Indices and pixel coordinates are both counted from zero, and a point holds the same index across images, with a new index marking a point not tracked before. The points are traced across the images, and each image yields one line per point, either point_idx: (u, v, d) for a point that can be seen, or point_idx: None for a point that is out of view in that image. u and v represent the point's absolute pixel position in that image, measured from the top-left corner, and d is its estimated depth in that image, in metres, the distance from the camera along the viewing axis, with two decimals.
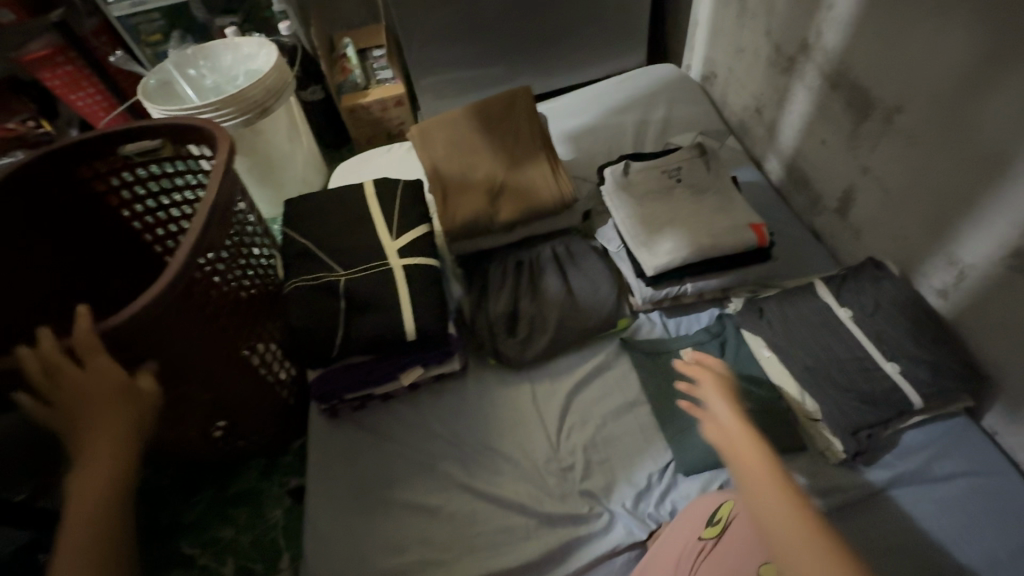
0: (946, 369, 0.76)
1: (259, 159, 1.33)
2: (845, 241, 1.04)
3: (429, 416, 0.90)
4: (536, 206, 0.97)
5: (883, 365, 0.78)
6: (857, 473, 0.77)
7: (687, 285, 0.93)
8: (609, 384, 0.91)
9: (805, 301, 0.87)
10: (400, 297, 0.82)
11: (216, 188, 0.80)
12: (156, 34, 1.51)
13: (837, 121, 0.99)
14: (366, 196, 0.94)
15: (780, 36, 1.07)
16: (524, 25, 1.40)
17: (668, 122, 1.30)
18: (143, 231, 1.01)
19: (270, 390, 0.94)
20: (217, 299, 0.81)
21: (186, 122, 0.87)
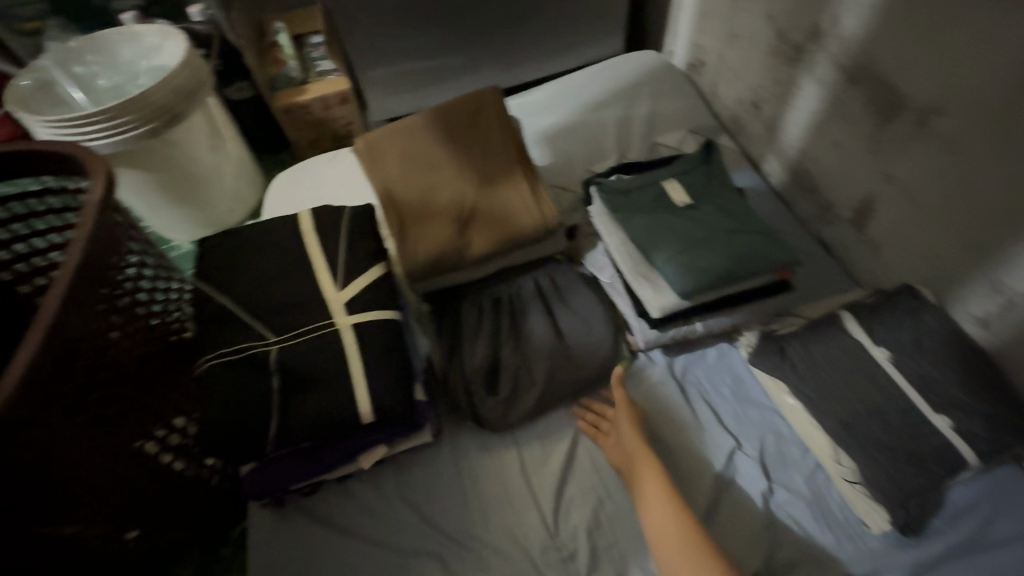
0: (1001, 420, 0.65)
1: (174, 175, 1.11)
2: (861, 255, 0.92)
3: (397, 498, 0.74)
4: (514, 233, 0.81)
5: (931, 419, 0.67)
6: (902, 549, 0.66)
7: (696, 324, 0.79)
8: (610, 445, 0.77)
9: (834, 339, 0.74)
10: (351, 368, 0.65)
11: (84, 244, 0.58)
12: (34, 21, 1.23)
13: (854, 122, 0.86)
14: (303, 232, 0.75)
15: (784, 20, 0.93)
16: (486, 6, 1.20)
17: (655, 118, 1.15)
18: (17, 283, 0.78)
19: (194, 479, 0.76)
20: (103, 392, 0.61)
21: (51, 149, 0.66)
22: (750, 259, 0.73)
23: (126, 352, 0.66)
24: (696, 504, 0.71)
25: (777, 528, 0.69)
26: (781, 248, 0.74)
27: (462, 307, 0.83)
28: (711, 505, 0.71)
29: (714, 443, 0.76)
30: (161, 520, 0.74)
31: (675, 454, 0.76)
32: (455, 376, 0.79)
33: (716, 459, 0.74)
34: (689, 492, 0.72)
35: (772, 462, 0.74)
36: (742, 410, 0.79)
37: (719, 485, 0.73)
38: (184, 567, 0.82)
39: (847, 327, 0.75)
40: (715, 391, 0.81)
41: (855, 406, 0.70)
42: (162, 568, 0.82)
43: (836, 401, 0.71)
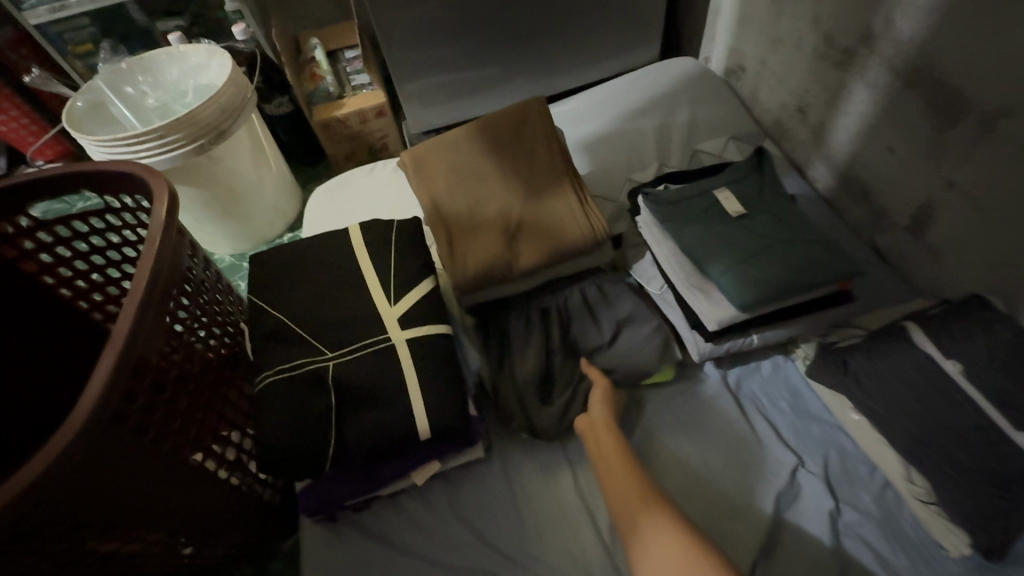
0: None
1: (218, 191, 1.13)
2: (920, 263, 0.89)
3: (449, 515, 0.73)
4: (563, 245, 0.80)
5: (1014, 438, 0.62)
6: (984, 574, 0.63)
7: (752, 337, 0.77)
8: (655, 451, 0.76)
9: (902, 352, 0.71)
10: (407, 384, 0.64)
11: (150, 262, 0.59)
12: (86, 43, 1.28)
13: (911, 126, 0.83)
14: (355, 248, 0.75)
15: (832, 23, 0.91)
16: (521, 17, 1.20)
17: (695, 125, 1.13)
18: (75, 299, 0.82)
19: (248, 493, 0.76)
20: (167, 409, 0.61)
21: (115, 169, 0.67)
22: (812, 270, 0.70)
23: (186, 368, 0.66)
24: (759, 522, 0.69)
25: (847, 550, 0.66)
26: (842, 258, 0.72)
27: (511, 316, 0.83)
28: (776, 524, 0.69)
29: (775, 459, 0.73)
30: (216, 535, 0.74)
31: (733, 469, 0.73)
32: (506, 387, 0.78)
33: (778, 475, 0.72)
34: (750, 508, 0.70)
35: (836, 480, 0.72)
36: (801, 425, 0.77)
37: (783, 502, 0.70)
38: None
39: (914, 338, 0.71)
40: (772, 405, 0.79)
41: (927, 422, 0.67)
42: None
43: (908, 417, 0.68)
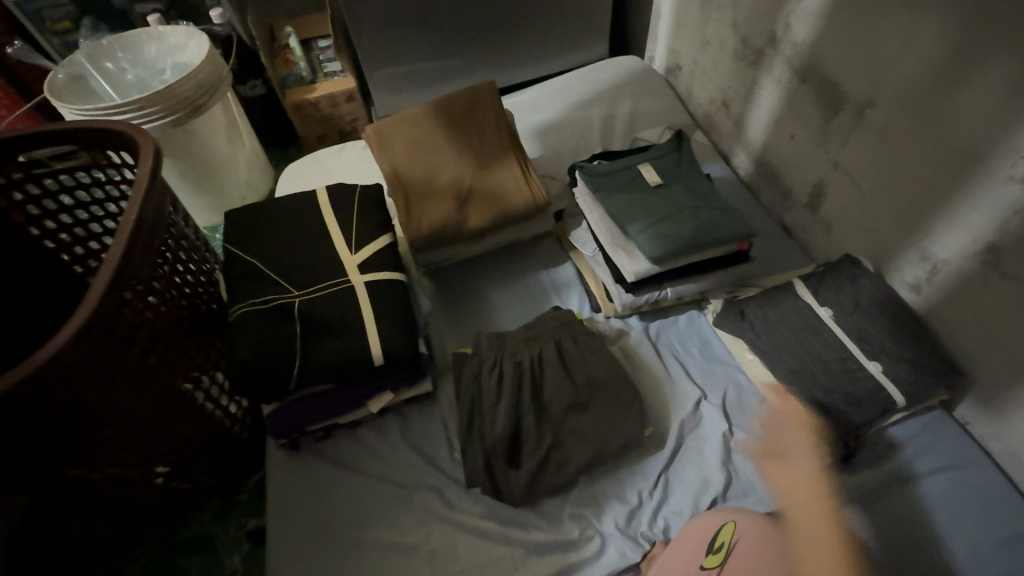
0: (923, 365, 0.77)
1: (193, 163, 1.20)
2: (816, 236, 1.03)
3: (401, 442, 0.83)
4: (507, 210, 0.91)
5: (866, 365, 0.78)
6: (841, 478, 0.77)
7: (667, 290, 0.90)
8: None
9: (787, 302, 0.85)
10: (364, 318, 0.74)
11: (140, 201, 0.68)
12: (65, 21, 1.33)
13: (807, 116, 0.97)
14: (320, 205, 0.85)
15: (747, 27, 1.05)
16: (482, 13, 1.32)
17: (635, 116, 1.26)
18: (59, 251, 0.88)
19: (220, 426, 0.84)
20: (151, 331, 0.71)
21: (104, 126, 0.75)
22: (714, 229, 0.83)
23: (168, 302, 0.75)
24: (665, 445, 0.81)
25: (735, 464, 0.79)
26: (739, 222, 0.85)
27: (481, 368, 0.82)
28: (679, 446, 0.81)
29: (683, 393, 0.86)
30: (188, 461, 0.82)
31: (648, 401, 0.85)
32: (474, 448, 0.76)
33: (684, 406, 0.84)
34: (658, 435, 0.82)
35: (732, 410, 0.84)
36: (707, 366, 0.89)
37: (686, 427, 0.82)
38: (205, 512, 0.90)
39: (797, 293, 0.86)
40: (685, 352, 0.91)
41: (805, 358, 0.80)
42: (185, 512, 0.90)
43: (787, 352, 0.81)
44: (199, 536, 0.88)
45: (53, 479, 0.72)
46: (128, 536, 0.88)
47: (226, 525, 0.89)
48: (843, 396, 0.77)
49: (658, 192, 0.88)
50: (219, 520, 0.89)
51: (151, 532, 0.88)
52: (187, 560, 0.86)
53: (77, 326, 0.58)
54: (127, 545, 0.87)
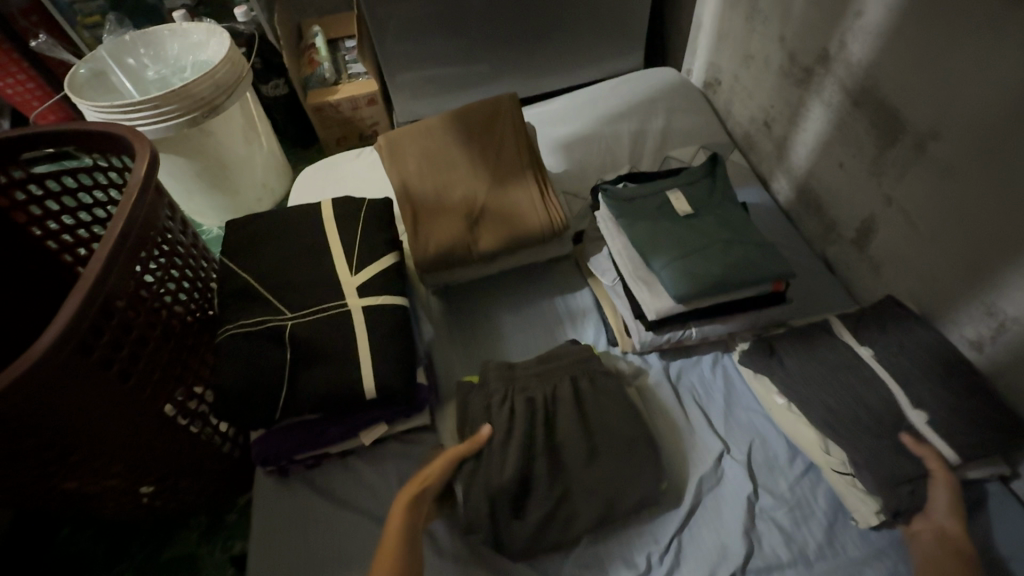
0: (985, 439, 0.67)
1: (208, 163, 1.18)
2: (862, 275, 0.94)
3: (393, 476, 0.78)
4: (521, 232, 0.85)
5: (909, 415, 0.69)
6: (885, 558, 0.68)
7: (691, 329, 0.82)
8: None
9: (823, 343, 0.77)
10: (359, 347, 0.69)
11: (127, 211, 0.64)
12: (94, 15, 1.34)
13: (859, 144, 0.88)
14: (324, 219, 0.80)
15: (796, 43, 0.96)
16: (511, 19, 1.26)
17: (668, 133, 1.18)
18: (61, 252, 0.86)
19: (208, 445, 0.80)
20: (133, 347, 0.67)
21: (103, 130, 0.72)
22: (748, 268, 0.75)
23: (155, 316, 0.71)
24: (680, 503, 0.74)
25: (759, 531, 0.71)
26: (776, 260, 0.77)
27: (484, 405, 0.76)
28: (696, 506, 0.73)
29: (703, 445, 0.78)
30: (172, 480, 0.79)
31: (664, 451, 0.78)
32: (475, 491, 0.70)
33: (704, 460, 0.76)
34: (672, 492, 0.75)
35: (757, 468, 0.76)
36: (732, 414, 0.81)
37: (705, 485, 0.75)
38: (193, 530, 0.87)
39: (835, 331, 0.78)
40: (708, 397, 0.83)
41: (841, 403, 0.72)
42: (173, 528, 0.87)
43: (829, 406, 0.72)
44: (184, 556, 0.84)
45: (28, 494, 0.69)
46: (113, 549, 0.85)
47: (212, 547, 0.85)
48: (893, 462, 0.67)
49: (687, 224, 0.80)
50: (206, 540, 0.86)
51: (137, 546, 0.85)
52: None
53: (44, 348, 0.54)
54: (111, 558, 0.85)
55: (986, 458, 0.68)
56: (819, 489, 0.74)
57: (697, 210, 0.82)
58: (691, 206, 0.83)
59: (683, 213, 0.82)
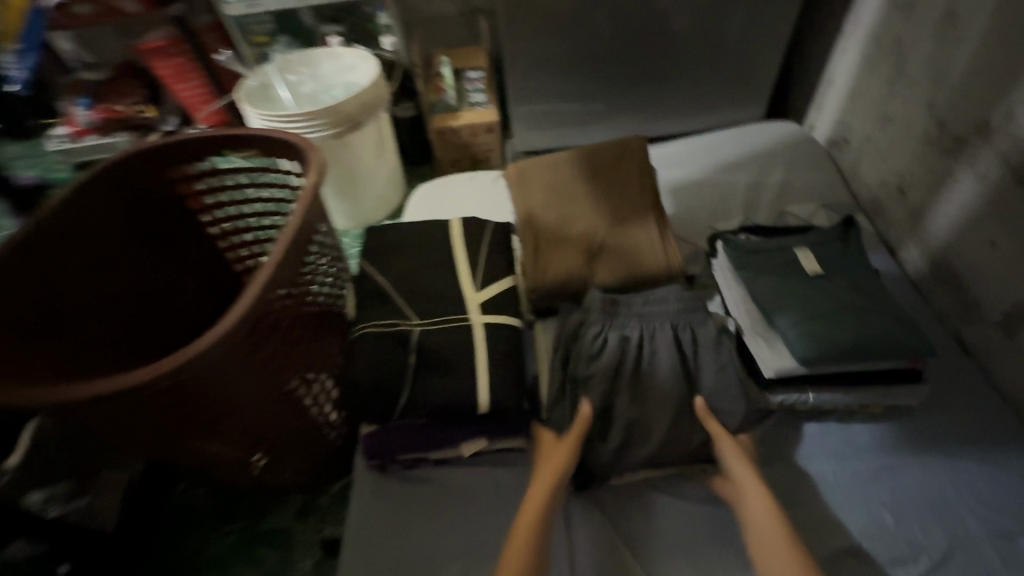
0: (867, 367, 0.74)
1: (341, 172, 1.29)
2: (1006, 364, 0.85)
3: (484, 494, 0.79)
4: (638, 272, 0.86)
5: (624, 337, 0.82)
6: None
7: (809, 395, 0.77)
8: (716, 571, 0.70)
9: (606, 268, 0.86)
10: (477, 361, 0.72)
11: (300, 215, 0.72)
12: (264, 35, 1.54)
13: (1018, 221, 0.81)
14: (453, 237, 0.86)
15: (948, 110, 0.91)
16: (634, 64, 1.30)
17: (787, 187, 1.15)
18: (219, 239, 0.98)
19: (318, 431, 0.86)
20: (283, 334, 0.74)
21: (281, 138, 0.81)
22: (882, 337, 0.71)
23: (301, 308, 0.78)
24: None
25: None
26: (913, 335, 0.72)
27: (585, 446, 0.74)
28: None
29: (811, 523, 0.73)
30: (281, 459, 0.85)
31: None
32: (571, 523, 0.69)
33: (814, 544, 0.71)
34: None
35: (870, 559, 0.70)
36: (837, 491, 0.76)
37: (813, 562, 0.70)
38: (290, 507, 0.93)
39: (772, 299, 0.77)
40: (816, 471, 0.78)
41: (763, 341, 0.77)
42: (274, 501, 0.94)
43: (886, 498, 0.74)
44: (278, 530, 0.91)
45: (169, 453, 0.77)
46: (221, 511, 0.93)
47: (304, 526, 0.91)
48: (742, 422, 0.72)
49: (817, 286, 0.77)
50: (299, 519, 0.92)
51: (241, 513, 0.93)
52: (263, 550, 0.89)
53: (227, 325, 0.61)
54: (218, 520, 0.93)
55: (870, 375, 0.75)
56: None
57: (828, 274, 0.79)
58: (823, 268, 0.80)
59: (811, 273, 0.79)
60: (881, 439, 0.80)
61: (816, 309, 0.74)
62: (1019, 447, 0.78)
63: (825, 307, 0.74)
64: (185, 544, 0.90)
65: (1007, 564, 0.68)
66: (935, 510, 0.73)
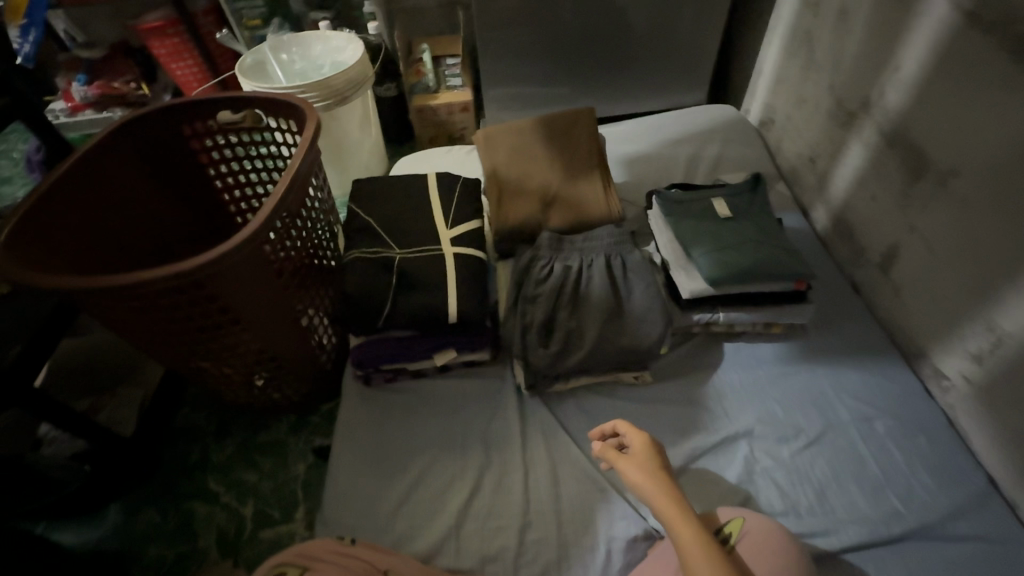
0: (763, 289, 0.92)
1: (330, 142, 1.43)
2: (884, 297, 1.04)
3: (452, 399, 0.94)
4: (584, 218, 1.02)
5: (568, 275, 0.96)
6: (862, 522, 0.79)
7: (719, 314, 0.94)
8: None
9: (558, 215, 1.02)
10: (447, 282, 0.88)
11: (302, 157, 0.85)
12: (256, 19, 1.65)
13: (890, 178, 1.00)
14: (429, 187, 1.01)
15: (844, 90, 1.10)
16: (593, 52, 1.47)
17: (720, 159, 1.34)
18: (222, 191, 1.12)
19: (313, 352, 1.00)
20: (287, 258, 0.87)
21: (284, 98, 0.95)
22: (773, 264, 0.89)
23: (302, 241, 0.92)
24: (683, 451, 0.86)
25: (759, 486, 0.83)
26: (797, 262, 0.90)
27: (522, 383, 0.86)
28: (698, 459, 0.86)
29: (716, 416, 0.90)
30: (280, 376, 0.98)
31: (681, 411, 0.91)
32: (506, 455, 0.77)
33: (717, 431, 0.88)
34: (683, 443, 0.87)
35: (761, 439, 0.87)
36: (741, 390, 0.93)
37: (715, 445, 0.87)
38: (284, 423, 1.07)
39: (690, 236, 0.94)
40: (726, 376, 0.95)
41: (682, 270, 0.94)
42: (270, 419, 1.08)
43: (778, 395, 0.92)
44: (274, 441, 1.04)
45: (186, 362, 0.90)
46: (222, 427, 1.06)
47: (297, 438, 1.05)
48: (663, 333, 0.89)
49: (726, 225, 0.95)
50: (293, 433, 1.06)
51: (240, 428, 1.06)
52: (261, 457, 1.02)
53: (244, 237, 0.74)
54: (219, 435, 1.05)
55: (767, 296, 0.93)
56: (817, 461, 0.85)
57: (736, 216, 0.97)
58: (732, 213, 0.98)
59: (722, 216, 0.97)
60: (780, 353, 0.98)
61: (724, 242, 0.92)
62: (887, 358, 0.97)
63: (731, 241, 0.92)
64: (190, 454, 1.03)
65: (865, 440, 0.87)
66: (816, 404, 0.91)
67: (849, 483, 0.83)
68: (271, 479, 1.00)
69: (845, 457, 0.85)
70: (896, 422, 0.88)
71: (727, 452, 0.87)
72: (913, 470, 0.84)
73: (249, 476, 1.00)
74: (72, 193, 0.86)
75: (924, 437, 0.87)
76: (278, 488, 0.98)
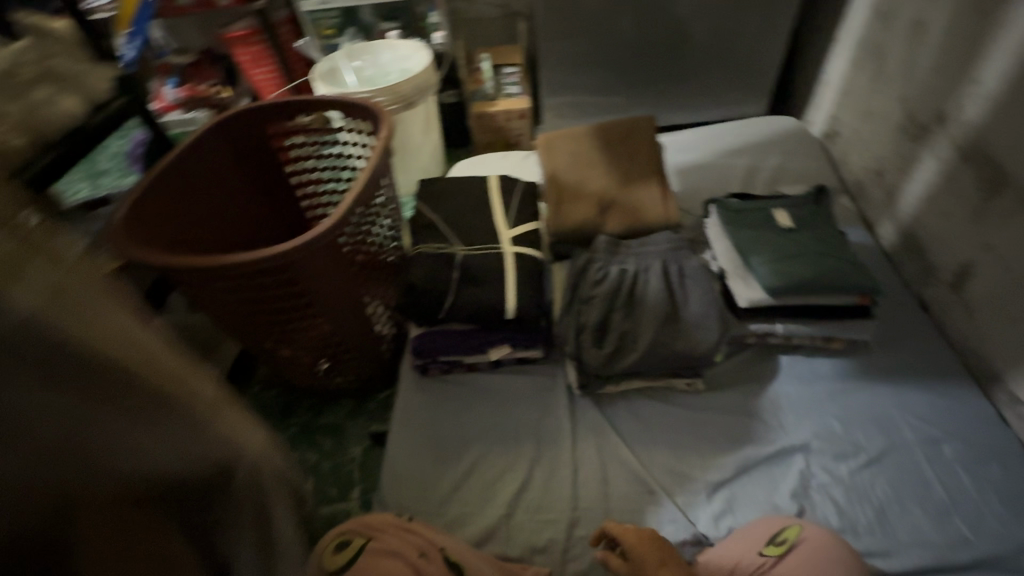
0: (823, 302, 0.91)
1: (394, 145, 1.50)
2: (956, 318, 1.00)
3: (505, 393, 0.97)
4: (641, 222, 1.04)
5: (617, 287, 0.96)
6: (925, 546, 0.76)
7: (777, 325, 0.93)
8: (691, 458, 0.87)
9: (615, 219, 1.04)
10: (506, 279, 0.91)
11: (377, 158, 0.92)
12: (330, 28, 1.76)
13: (965, 195, 0.96)
14: (490, 188, 1.05)
15: (915, 103, 1.07)
16: (651, 63, 1.49)
17: (780, 171, 1.32)
18: (298, 187, 1.20)
19: (375, 341, 1.06)
20: (358, 250, 0.93)
21: (361, 103, 1.02)
22: (835, 276, 0.88)
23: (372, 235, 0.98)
24: (736, 458, 0.86)
25: (814, 500, 0.81)
26: (861, 276, 0.88)
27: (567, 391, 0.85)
28: (751, 469, 0.85)
29: (771, 426, 0.89)
30: (344, 362, 1.04)
31: (735, 419, 0.90)
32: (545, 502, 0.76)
33: (772, 442, 0.87)
34: (737, 451, 0.87)
35: (818, 453, 0.86)
36: (797, 403, 0.92)
37: (769, 455, 0.86)
38: (343, 408, 1.13)
39: (749, 245, 0.94)
40: (783, 388, 0.94)
41: (740, 278, 0.94)
42: (330, 403, 1.14)
43: (837, 410, 0.90)
44: (334, 424, 1.10)
45: (262, 343, 0.97)
46: (286, 408, 1.14)
47: (355, 423, 1.11)
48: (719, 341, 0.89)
49: (787, 236, 0.94)
50: (351, 417, 1.11)
51: (303, 410, 1.13)
52: (322, 438, 1.08)
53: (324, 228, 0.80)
54: (284, 415, 1.13)
55: (827, 310, 0.91)
56: (878, 481, 0.82)
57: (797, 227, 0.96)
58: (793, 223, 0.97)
59: (783, 226, 0.96)
60: (839, 367, 0.95)
61: (784, 252, 0.91)
62: (957, 380, 0.93)
63: (791, 251, 0.91)
64: None
65: (931, 461, 0.83)
66: (878, 422, 0.88)
67: (912, 503, 0.80)
68: (331, 458, 1.05)
69: (909, 478, 0.82)
70: (965, 445, 0.85)
71: (782, 463, 0.85)
72: (983, 496, 0.80)
73: (311, 454, 1.06)
74: (172, 182, 0.95)
75: (997, 464, 0.83)
76: (337, 467, 1.04)
